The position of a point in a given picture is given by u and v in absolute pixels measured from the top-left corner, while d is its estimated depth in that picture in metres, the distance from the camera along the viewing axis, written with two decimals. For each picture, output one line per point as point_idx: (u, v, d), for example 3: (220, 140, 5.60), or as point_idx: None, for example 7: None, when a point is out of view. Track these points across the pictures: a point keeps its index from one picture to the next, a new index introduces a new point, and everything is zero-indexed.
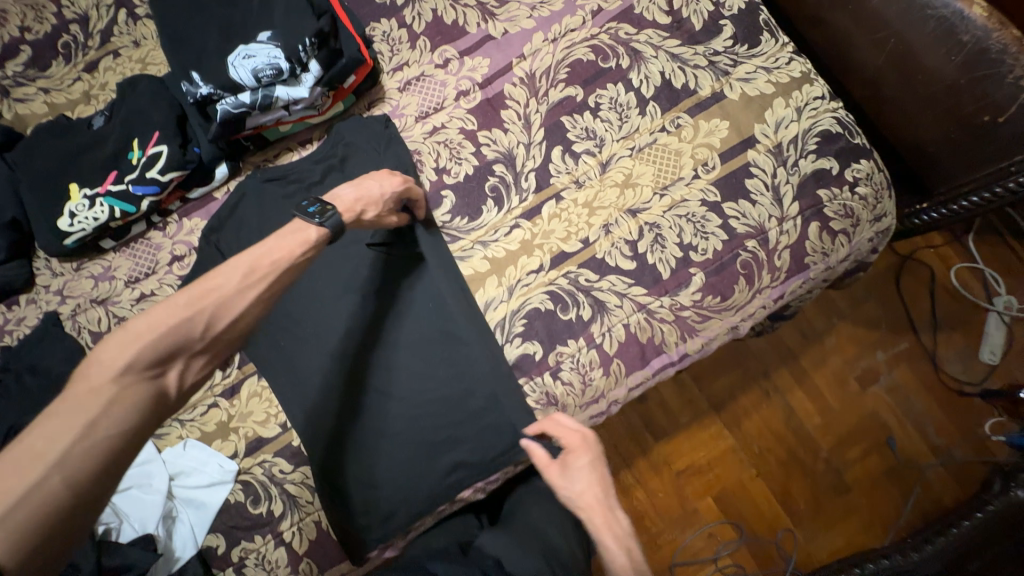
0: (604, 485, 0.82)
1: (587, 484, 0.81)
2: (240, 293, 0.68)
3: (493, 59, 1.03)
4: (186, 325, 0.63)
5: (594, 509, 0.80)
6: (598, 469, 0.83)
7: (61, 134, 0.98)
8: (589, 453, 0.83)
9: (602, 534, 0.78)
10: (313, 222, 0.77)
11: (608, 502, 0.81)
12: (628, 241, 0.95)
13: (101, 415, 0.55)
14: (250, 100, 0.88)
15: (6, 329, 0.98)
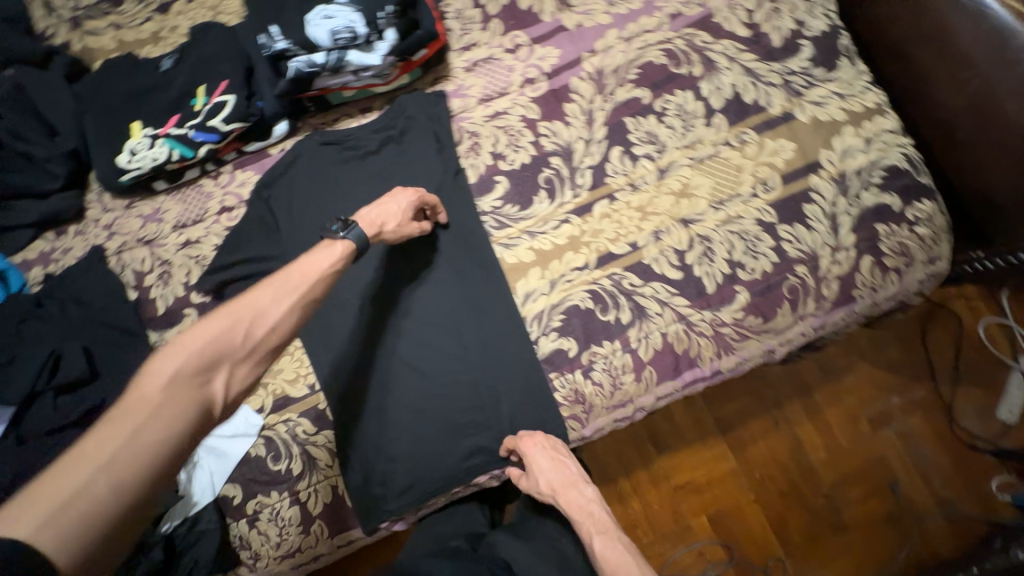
0: (565, 466, 0.88)
1: (546, 470, 0.87)
2: (279, 305, 0.70)
3: (564, 51, 1.02)
4: (231, 335, 0.65)
5: (560, 489, 0.87)
6: (557, 453, 0.89)
7: (129, 74, 0.99)
8: (541, 444, 0.88)
9: (572, 509, 0.87)
10: (336, 236, 0.79)
11: (571, 477, 0.89)
12: (677, 251, 0.94)
13: (149, 419, 0.55)
14: (323, 61, 0.87)
15: (52, 258, 0.99)
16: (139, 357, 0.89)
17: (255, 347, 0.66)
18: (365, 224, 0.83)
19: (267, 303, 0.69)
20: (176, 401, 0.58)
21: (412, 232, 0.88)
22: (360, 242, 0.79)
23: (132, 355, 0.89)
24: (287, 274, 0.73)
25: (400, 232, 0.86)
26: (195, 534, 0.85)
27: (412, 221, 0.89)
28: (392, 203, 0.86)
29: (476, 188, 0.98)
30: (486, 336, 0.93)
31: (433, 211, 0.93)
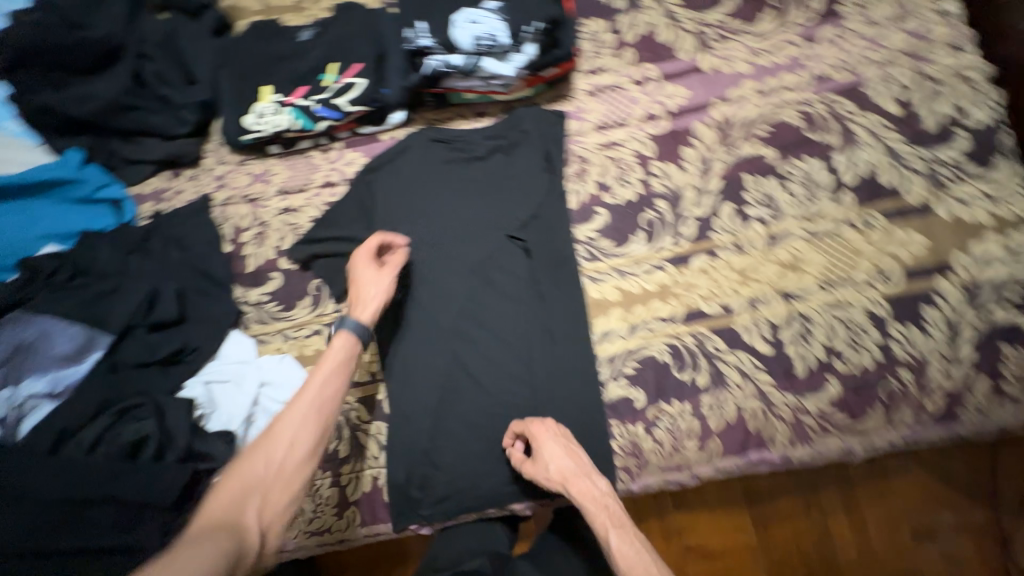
0: (578, 456, 0.82)
1: (560, 459, 0.80)
2: (305, 416, 0.72)
3: (694, 92, 0.99)
4: (263, 456, 0.69)
5: (573, 479, 0.79)
6: (570, 443, 0.83)
7: (270, 38, 1.03)
8: (554, 432, 0.83)
9: (586, 502, 0.77)
10: (335, 334, 0.82)
11: (583, 467, 0.81)
12: (773, 324, 0.88)
13: (189, 548, 0.57)
14: (461, 63, 0.87)
15: (164, 197, 1.05)
16: (225, 310, 0.93)
17: (283, 465, 0.69)
18: (353, 308, 0.84)
19: (294, 414, 0.72)
20: (215, 533, 0.60)
21: (391, 275, 0.86)
22: (355, 325, 0.81)
23: (219, 306, 0.94)
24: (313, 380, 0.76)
25: (383, 283, 0.85)
26: None
27: (386, 270, 0.86)
28: (362, 270, 0.86)
29: (575, 215, 0.96)
30: (553, 366, 0.89)
31: (390, 247, 0.90)
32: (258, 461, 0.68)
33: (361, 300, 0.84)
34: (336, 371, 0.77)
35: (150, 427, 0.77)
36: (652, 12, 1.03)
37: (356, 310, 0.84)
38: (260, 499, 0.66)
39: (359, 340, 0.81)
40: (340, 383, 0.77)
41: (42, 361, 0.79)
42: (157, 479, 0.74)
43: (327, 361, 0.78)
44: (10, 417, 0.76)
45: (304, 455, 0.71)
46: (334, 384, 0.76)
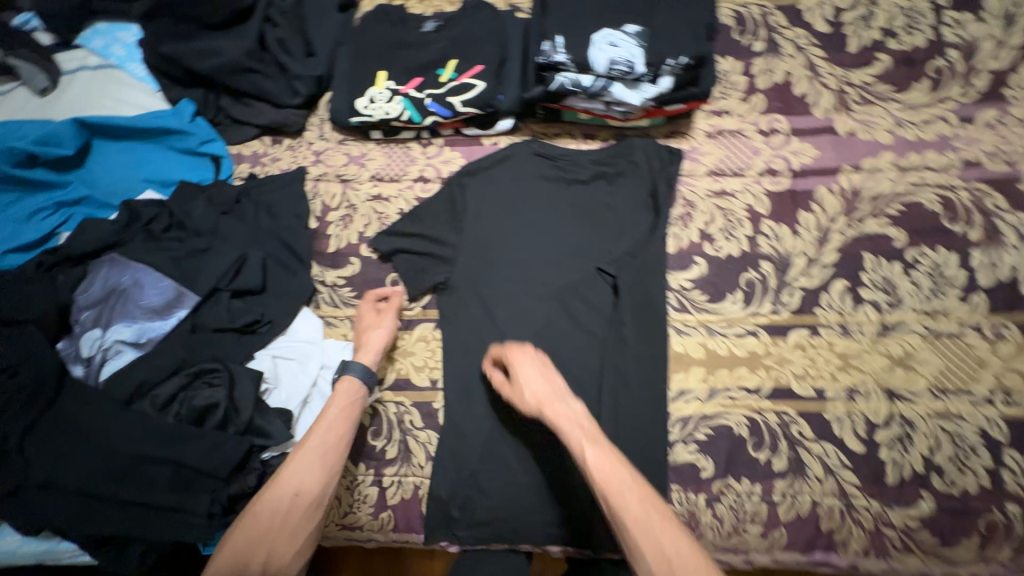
0: (554, 381, 0.77)
1: (534, 382, 0.76)
2: (307, 466, 0.70)
3: (823, 153, 0.92)
4: (267, 505, 0.68)
5: (548, 402, 0.74)
6: (546, 368, 0.79)
7: (394, 23, 1.02)
8: (530, 356, 0.80)
9: (561, 422, 0.71)
10: (341, 377, 0.81)
11: (560, 390, 0.76)
12: (869, 421, 0.81)
13: None
14: (588, 85, 0.83)
15: (260, 162, 1.04)
16: (303, 287, 0.93)
17: (288, 519, 0.68)
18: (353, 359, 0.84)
19: (297, 462, 0.71)
20: None
21: (393, 319, 0.89)
22: (358, 368, 0.81)
23: (296, 281, 0.93)
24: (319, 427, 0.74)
25: (384, 327, 0.88)
26: None
27: (387, 317, 0.89)
28: (364, 317, 0.90)
29: (671, 260, 0.91)
30: (620, 416, 0.83)
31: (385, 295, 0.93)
32: (264, 510, 0.68)
33: (362, 344, 0.86)
34: (341, 418, 0.75)
35: (219, 394, 0.77)
36: (792, 60, 0.96)
37: (360, 355, 0.85)
38: (268, 550, 0.67)
39: (365, 385, 0.80)
40: (345, 430, 0.74)
41: (132, 309, 0.81)
42: (214, 451, 0.74)
43: (333, 407, 0.77)
44: (96, 357, 0.77)
45: (306, 506, 0.69)
46: (337, 433, 0.74)
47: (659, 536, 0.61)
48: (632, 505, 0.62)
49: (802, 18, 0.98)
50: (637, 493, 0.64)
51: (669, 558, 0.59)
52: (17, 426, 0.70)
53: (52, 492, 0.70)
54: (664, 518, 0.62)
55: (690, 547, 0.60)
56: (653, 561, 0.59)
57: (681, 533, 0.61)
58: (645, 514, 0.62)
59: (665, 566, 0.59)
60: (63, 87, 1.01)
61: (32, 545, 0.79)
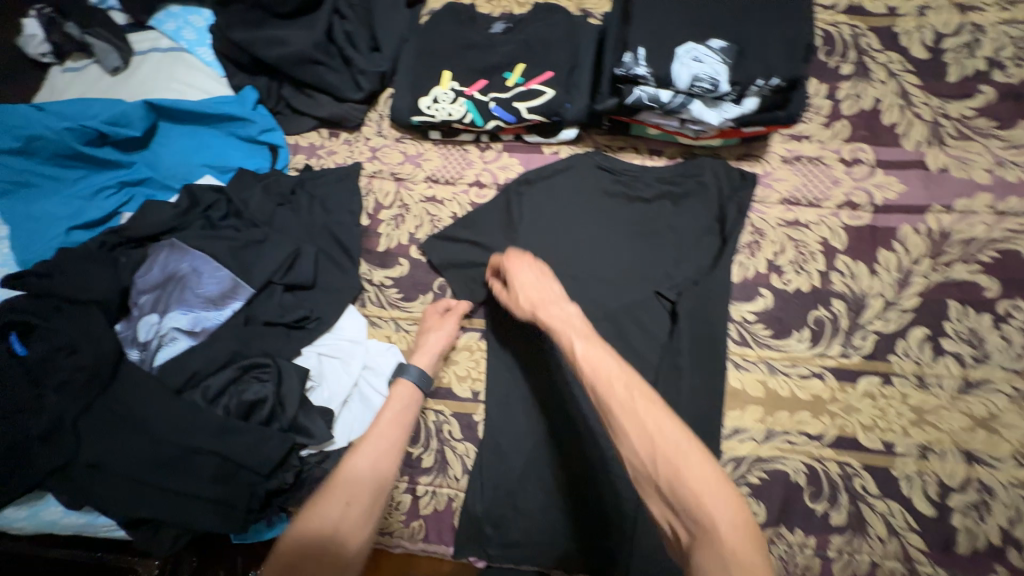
0: (550, 286, 0.71)
1: (529, 287, 0.72)
2: (363, 466, 0.64)
3: (910, 189, 0.86)
4: (318, 512, 0.60)
5: (542, 306, 0.69)
6: (544, 274, 0.74)
7: (463, 22, 0.99)
8: (528, 263, 0.75)
9: (551, 322, 0.65)
10: (397, 380, 0.80)
11: (557, 294, 0.70)
12: (943, 483, 0.75)
13: None
14: (665, 101, 0.79)
15: (316, 154, 1.04)
16: (352, 286, 0.92)
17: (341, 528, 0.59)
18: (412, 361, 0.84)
19: (352, 463, 0.65)
20: None
21: (453, 323, 0.88)
22: (414, 372, 0.80)
23: (345, 278, 0.92)
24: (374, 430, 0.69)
25: (444, 331, 0.87)
26: (321, 471, 0.80)
27: (449, 321, 0.88)
28: (428, 319, 0.89)
29: (736, 290, 0.86)
30: None
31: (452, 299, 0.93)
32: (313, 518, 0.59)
33: (421, 345, 0.86)
34: (393, 423, 0.71)
35: (268, 390, 0.77)
36: (884, 86, 0.90)
37: (417, 356, 0.84)
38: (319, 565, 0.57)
39: (417, 390, 0.79)
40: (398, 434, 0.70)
41: (189, 297, 0.82)
42: (258, 447, 0.74)
43: (388, 411, 0.73)
44: (152, 342, 0.79)
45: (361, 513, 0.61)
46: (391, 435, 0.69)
47: (642, 416, 0.52)
48: (617, 388, 0.55)
49: (898, 42, 0.92)
50: (624, 379, 0.55)
51: (652, 436, 0.51)
52: (74, 406, 0.72)
53: (100, 472, 0.71)
54: (650, 400, 0.53)
55: (677, 427, 0.52)
56: (635, 438, 0.51)
57: (668, 412, 0.53)
58: (630, 393, 0.54)
59: (648, 445, 0.51)
60: (133, 68, 1.02)
61: (73, 517, 0.74)
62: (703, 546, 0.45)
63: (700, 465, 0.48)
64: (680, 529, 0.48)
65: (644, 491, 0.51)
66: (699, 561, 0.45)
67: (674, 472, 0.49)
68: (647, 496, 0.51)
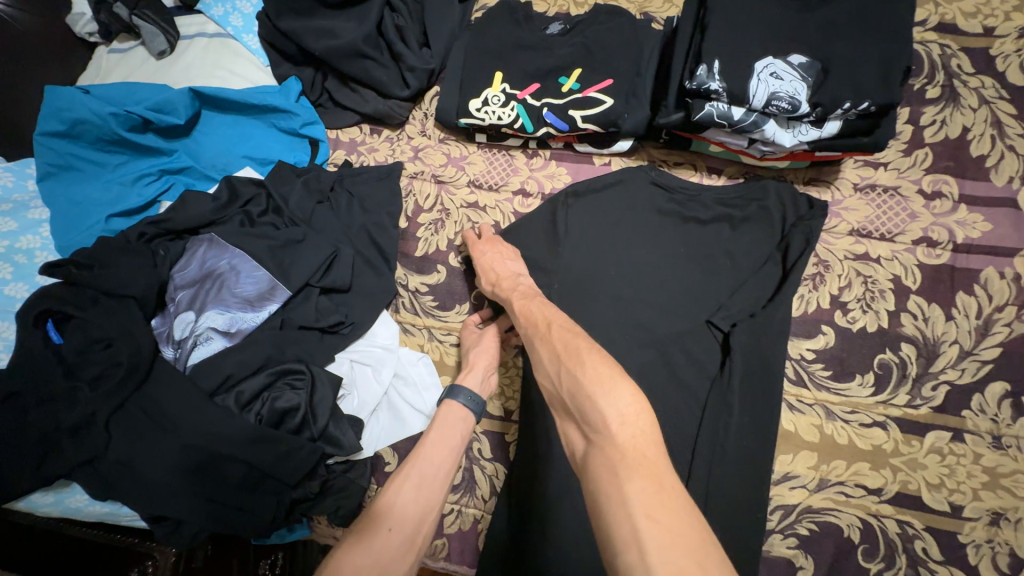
0: (506, 264, 0.81)
1: (487, 265, 0.82)
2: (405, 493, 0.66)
3: (997, 229, 0.78)
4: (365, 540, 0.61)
5: (497, 277, 0.79)
6: (503, 252, 0.83)
7: (518, 21, 0.94)
8: (490, 249, 0.84)
9: (502, 289, 0.77)
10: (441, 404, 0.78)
11: (511, 270, 0.80)
12: (1015, 555, 0.69)
13: None
14: (737, 119, 0.73)
15: (357, 151, 1.00)
16: (386, 292, 0.88)
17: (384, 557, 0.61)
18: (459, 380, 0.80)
19: (394, 494, 0.66)
20: None
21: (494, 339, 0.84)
22: (463, 393, 0.77)
23: (381, 282, 0.89)
24: (417, 459, 0.69)
25: (487, 345, 0.83)
26: (346, 480, 0.79)
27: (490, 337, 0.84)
28: (467, 338, 0.86)
29: (795, 325, 0.81)
30: (717, 494, 0.73)
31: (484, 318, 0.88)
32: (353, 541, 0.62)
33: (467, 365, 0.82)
34: (440, 446, 0.71)
35: (299, 398, 0.75)
36: (974, 113, 0.82)
37: (466, 375, 0.80)
38: None
39: (460, 411, 0.76)
40: (442, 461, 0.70)
41: (227, 297, 0.81)
42: (288, 457, 0.73)
43: (433, 432, 0.73)
44: (188, 340, 0.78)
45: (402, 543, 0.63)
46: (436, 463, 0.69)
47: (552, 342, 0.62)
48: (538, 327, 0.65)
49: (993, 65, 0.84)
50: (546, 319, 0.66)
51: (559, 357, 0.60)
52: (107, 403, 0.70)
53: (129, 470, 0.70)
54: (564, 330, 0.62)
55: (582, 346, 0.59)
56: (547, 363, 0.61)
57: (578, 336, 0.61)
58: (549, 328, 0.64)
59: (556, 365, 0.59)
60: (179, 53, 1.00)
61: (99, 506, 0.72)
62: (596, 443, 0.51)
63: (594, 369, 0.55)
64: (581, 437, 0.54)
65: (559, 413, 0.59)
66: (592, 458, 0.50)
67: (572, 382, 0.56)
68: (561, 414, 0.59)
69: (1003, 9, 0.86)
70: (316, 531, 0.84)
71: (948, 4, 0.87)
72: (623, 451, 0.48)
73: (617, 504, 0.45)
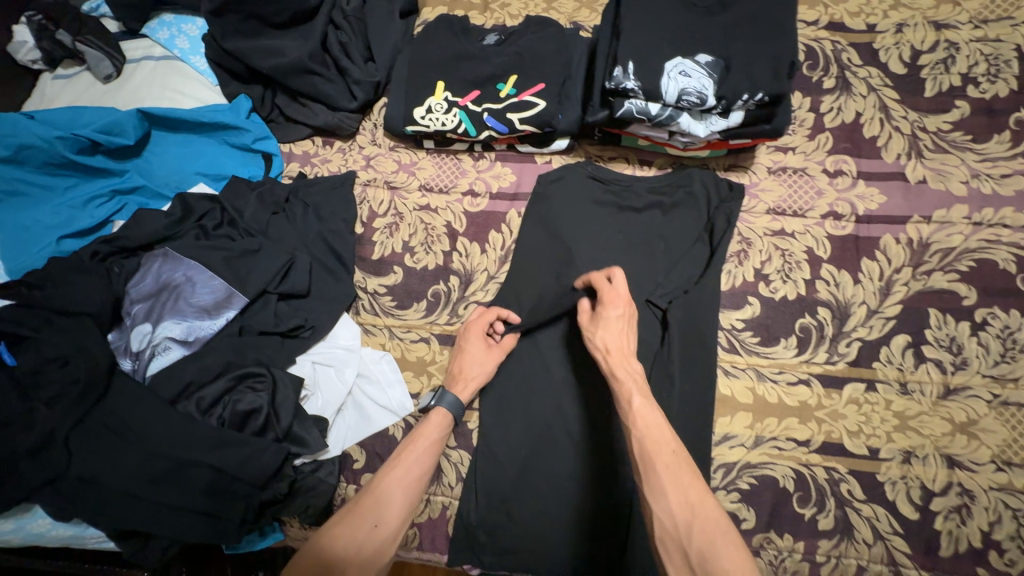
0: (630, 342, 0.75)
1: (611, 332, 0.75)
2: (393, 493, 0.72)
3: (891, 200, 0.88)
4: (353, 526, 0.69)
5: (616, 354, 0.73)
6: (629, 324, 0.77)
7: (455, 33, 1.00)
8: (619, 310, 0.76)
9: (619, 373, 0.71)
10: (432, 407, 0.83)
11: (630, 348, 0.75)
12: (925, 488, 0.77)
13: None
14: (655, 113, 0.81)
15: (311, 162, 1.03)
16: (344, 294, 0.92)
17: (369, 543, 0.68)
18: (457, 381, 0.84)
19: (382, 491, 0.72)
20: None
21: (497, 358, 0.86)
22: (451, 402, 0.81)
23: (340, 286, 0.93)
24: (405, 456, 0.76)
25: (489, 367, 0.85)
26: (314, 480, 0.81)
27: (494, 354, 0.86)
28: (469, 344, 0.86)
29: (724, 298, 0.88)
30: None
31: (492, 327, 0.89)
32: (345, 533, 0.68)
33: (466, 377, 0.84)
34: (427, 450, 0.77)
35: (261, 400, 0.78)
36: (864, 100, 0.93)
37: (462, 388, 0.83)
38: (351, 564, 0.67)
39: (449, 420, 0.81)
40: (427, 465, 0.76)
41: (183, 308, 0.82)
42: (254, 458, 0.75)
43: (422, 436, 0.78)
44: (145, 352, 0.79)
45: (387, 535, 0.70)
46: (423, 466, 0.75)
47: (685, 486, 0.60)
48: (666, 455, 0.62)
49: (877, 57, 0.95)
50: (673, 447, 0.63)
51: (692, 506, 0.59)
52: (64, 420, 0.71)
53: (90, 485, 0.71)
54: (693, 474, 0.61)
55: (716, 509, 0.59)
56: (674, 505, 0.59)
57: (707, 490, 0.60)
58: (676, 462, 0.62)
59: (687, 517, 0.58)
60: (126, 75, 1.02)
61: (63, 529, 0.73)
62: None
63: (730, 544, 0.56)
64: None
65: (669, 559, 0.58)
66: None
67: (706, 546, 0.56)
68: (668, 561, 0.58)
69: (881, 9, 0.97)
70: (290, 535, 0.85)
71: (835, 6, 0.99)
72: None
73: None
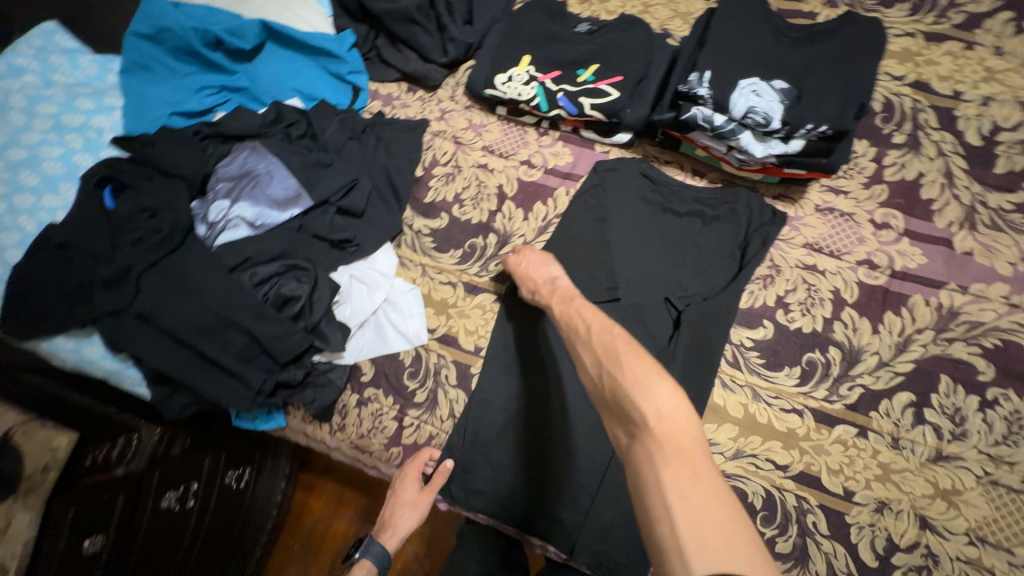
0: (544, 269, 0.86)
1: (524, 277, 0.88)
2: None
3: (931, 263, 0.89)
4: None
5: (536, 287, 0.85)
6: (536, 261, 0.88)
7: (552, 16, 1.07)
8: (520, 258, 0.89)
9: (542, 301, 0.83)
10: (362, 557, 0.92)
11: (549, 275, 0.85)
12: (891, 540, 0.78)
13: None
14: (718, 124, 0.85)
15: (392, 103, 1.12)
16: (392, 225, 1.00)
17: None
18: (382, 531, 0.92)
19: None
20: None
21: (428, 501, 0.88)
22: (374, 553, 0.90)
23: (390, 217, 1.01)
24: None
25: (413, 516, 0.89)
26: (326, 378, 0.90)
27: (422, 494, 0.89)
28: (402, 491, 0.89)
29: (740, 315, 0.91)
30: None
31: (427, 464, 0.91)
32: None
33: (397, 523, 0.90)
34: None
35: (301, 290, 0.87)
36: (930, 162, 0.94)
37: (388, 538, 0.91)
38: None
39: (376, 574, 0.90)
40: None
41: (258, 195, 0.93)
42: (283, 337, 0.84)
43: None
44: (218, 225, 0.91)
45: None
46: None
47: (593, 346, 0.68)
48: (578, 333, 0.72)
49: (955, 124, 0.95)
50: (586, 326, 0.72)
51: (598, 358, 0.66)
52: (142, 261, 0.83)
53: (146, 322, 0.82)
54: (604, 334, 0.68)
55: (622, 348, 0.65)
56: (589, 365, 0.67)
57: (616, 340, 0.66)
58: (589, 332, 0.70)
59: (597, 365, 0.66)
60: None
61: (109, 362, 0.83)
62: (639, 437, 0.57)
63: (632, 369, 0.61)
64: (623, 432, 0.60)
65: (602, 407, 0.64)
66: (632, 448, 0.57)
67: (613, 381, 0.62)
68: (603, 411, 0.65)
69: (973, 79, 0.97)
70: (290, 424, 0.95)
71: (926, 66, 0.99)
72: (661, 441, 0.55)
73: (654, 489, 0.52)
